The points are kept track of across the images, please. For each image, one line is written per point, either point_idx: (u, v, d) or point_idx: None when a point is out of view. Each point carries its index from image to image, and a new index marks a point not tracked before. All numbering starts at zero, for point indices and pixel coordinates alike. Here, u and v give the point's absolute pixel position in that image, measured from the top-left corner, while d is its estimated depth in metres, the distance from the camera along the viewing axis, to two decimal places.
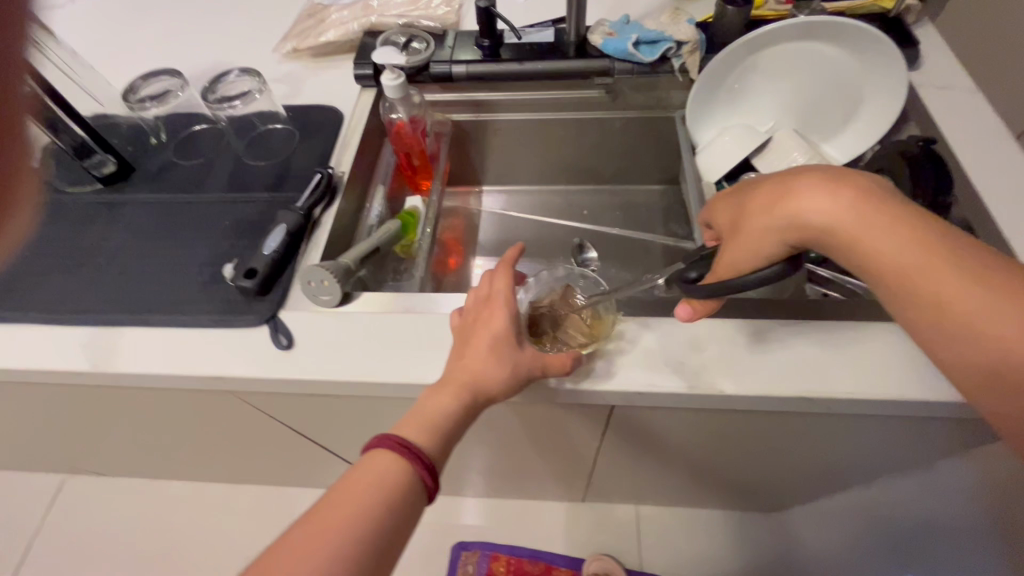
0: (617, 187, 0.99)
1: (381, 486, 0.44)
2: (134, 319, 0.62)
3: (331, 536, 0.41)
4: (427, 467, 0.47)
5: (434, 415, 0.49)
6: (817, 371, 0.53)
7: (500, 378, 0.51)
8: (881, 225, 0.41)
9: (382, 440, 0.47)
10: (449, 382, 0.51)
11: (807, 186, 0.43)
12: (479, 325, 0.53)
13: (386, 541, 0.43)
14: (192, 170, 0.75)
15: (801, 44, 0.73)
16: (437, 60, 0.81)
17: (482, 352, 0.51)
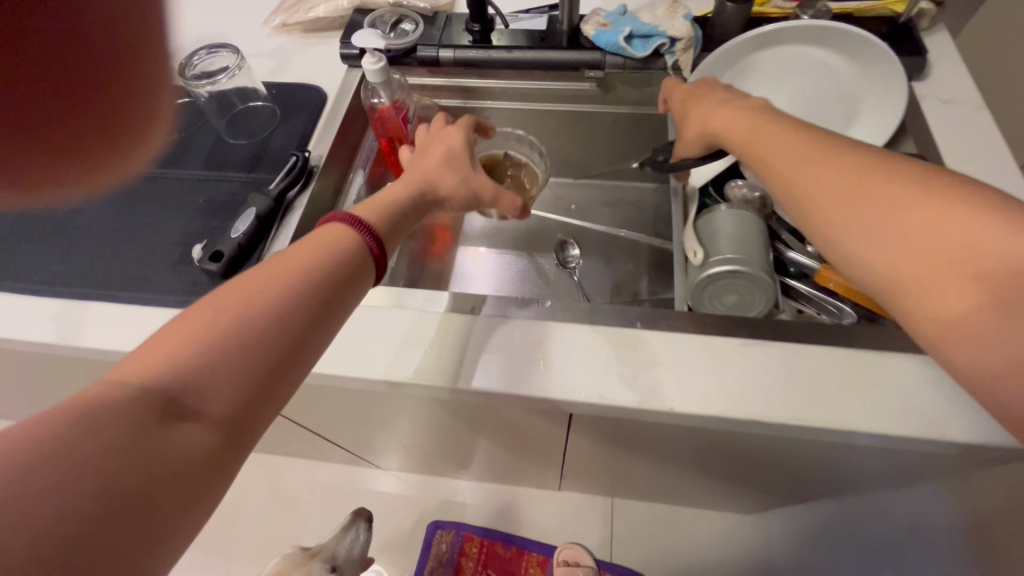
0: (609, 182, 0.97)
1: (331, 244, 0.43)
2: (103, 294, 0.62)
3: (278, 275, 0.40)
4: (376, 239, 0.45)
5: (387, 201, 0.49)
6: (771, 394, 0.52)
7: (453, 179, 0.55)
8: (770, 132, 0.49)
9: (335, 214, 0.46)
10: (404, 178, 0.53)
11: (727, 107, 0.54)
12: (440, 145, 0.57)
13: (335, 278, 0.42)
14: (170, 144, 0.75)
15: (800, 48, 0.70)
16: (425, 43, 0.79)
17: (438, 159, 0.56)
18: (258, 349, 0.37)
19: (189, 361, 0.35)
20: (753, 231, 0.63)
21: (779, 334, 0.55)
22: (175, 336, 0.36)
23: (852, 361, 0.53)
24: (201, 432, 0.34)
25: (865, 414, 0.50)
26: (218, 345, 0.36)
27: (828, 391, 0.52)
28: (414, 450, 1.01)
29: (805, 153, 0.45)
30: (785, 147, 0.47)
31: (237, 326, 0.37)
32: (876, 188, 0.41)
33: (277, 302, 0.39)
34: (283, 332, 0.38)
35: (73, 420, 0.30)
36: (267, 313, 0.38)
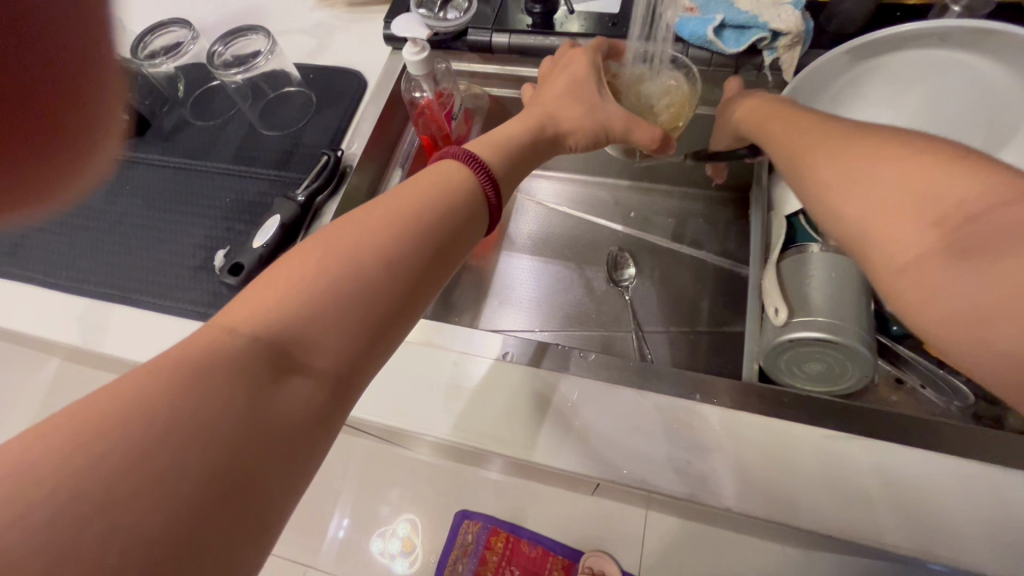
0: (676, 189, 0.85)
1: (444, 185, 0.39)
2: (127, 298, 0.60)
3: (395, 215, 0.35)
4: (491, 182, 0.41)
5: (504, 134, 0.47)
6: (856, 505, 0.42)
7: (575, 111, 0.50)
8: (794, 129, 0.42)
9: (448, 151, 0.41)
10: (525, 113, 0.50)
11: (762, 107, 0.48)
12: (560, 78, 0.53)
13: (453, 227, 0.37)
14: (203, 133, 0.71)
15: (942, 53, 0.55)
16: (477, 26, 0.69)
17: (560, 91, 0.52)
18: (378, 296, 0.32)
19: (303, 303, 0.30)
20: (852, 286, 0.51)
21: (873, 427, 0.45)
22: (286, 279, 0.31)
23: (967, 476, 0.42)
24: (313, 387, 0.30)
25: (977, 549, 0.40)
26: (334, 290, 0.31)
27: (928, 510, 0.42)
28: None
29: (818, 145, 0.38)
30: (805, 143, 0.39)
31: (354, 269, 0.32)
32: (874, 177, 0.33)
33: (394, 243, 0.34)
34: (403, 278, 0.34)
35: (193, 370, 0.26)
36: (385, 259, 0.33)
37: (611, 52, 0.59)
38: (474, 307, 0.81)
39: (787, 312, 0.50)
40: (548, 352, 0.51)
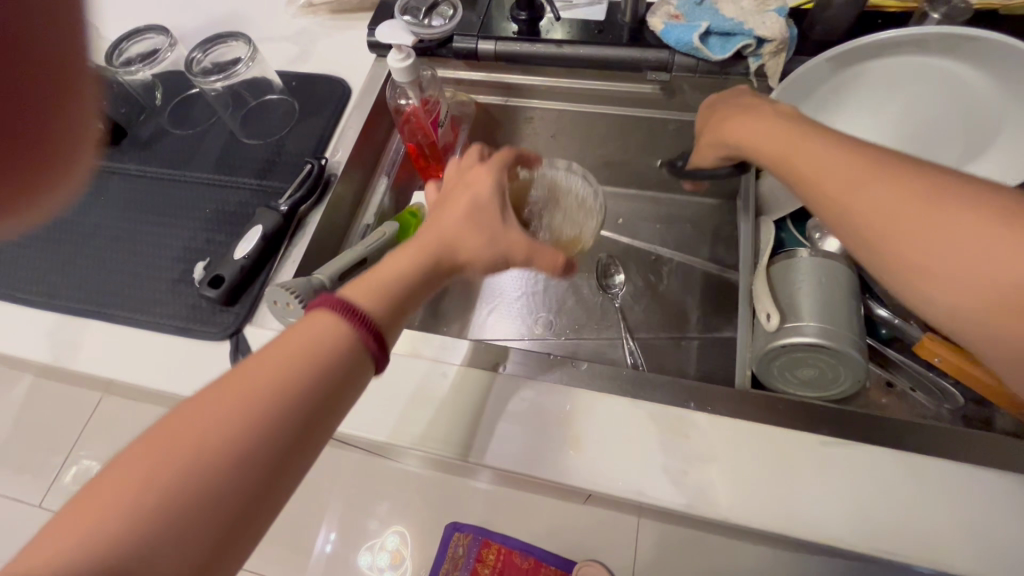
0: (662, 195, 0.85)
1: (310, 349, 0.35)
2: (100, 313, 0.58)
3: (241, 406, 0.32)
4: (370, 335, 0.37)
5: (390, 273, 0.41)
6: (853, 514, 0.42)
7: (473, 239, 0.45)
8: (806, 152, 0.42)
9: (316, 300, 0.38)
10: (418, 241, 0.44)
11: (756, 123, 0.48)
12: (462, 193, 0.47)
13: (318, 399, 0.35)
14: (182, 141, 0.69)
15: (924, 59, 0.56)
16: (462, 33, 0.69)
17: (458, 215, 0.46)
18: (220, 509, 0.30)
19: (129, 528, 0.28)
20: (842, 289, 0.51)
21: (868, 433, 0.44)
22: (105, 501, 0.28)
23: (961, 480, 0.42)
24: None
25: (972, 551, 0.40)
26: (163, 511, 0.29)
27: (924, 514, 0.42)
28: None
29: (846, 176, 0.39)
30: (828, 175, 0.40)
31: (188, 481, 0.29)
32: (919, 219, 0.35)
33: (240, 444, 0.31)
34: (250, 480, 0.31)
35: None
36: (227, 464, 0.30)
37: (524, 158, 0.54)
38: (463, 316, 0.80)
39: (777, 318, 0.50)
40: (537, 361, 0.51)
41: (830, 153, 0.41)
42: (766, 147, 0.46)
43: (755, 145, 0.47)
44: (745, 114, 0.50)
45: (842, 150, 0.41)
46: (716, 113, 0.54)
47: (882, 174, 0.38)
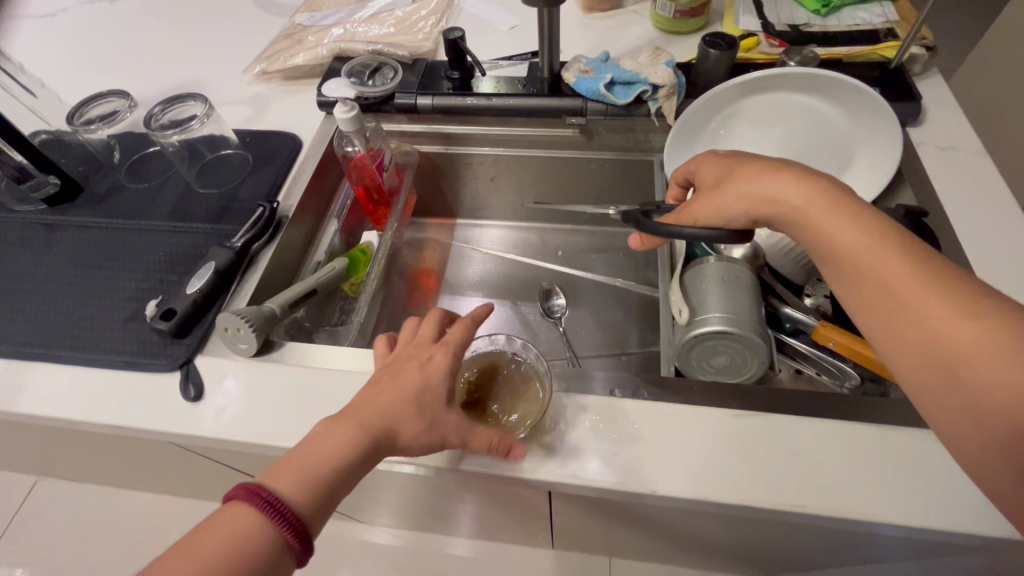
0: (597, 228, 0.94)
1: (232, 542, 0.35)
2: (48, 355, 0.58)
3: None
4: (291, 528, 0.36)
5: (319, 458, 0.39)
6: (766, 478, 0.46)
7: (411, 426, 0.42)
8: (837, 221, 0.42)
9: (231, 493, 0.37)
10: (360, 419, 0.42)
11: (788, 183, 0.45)
12: (406, 376, 0.44)
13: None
14: (138, 194, 0.73)
15: (787, 95, 0.68)
16: (402, 91, 0.77)
17: (403, 393, 0.43)
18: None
19: None
20: (741, 286, 0.58)
21: (773, 404, 0.50)
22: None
23: (856, 438, 0.47)
24: None
25: (870, 497, 0.44)
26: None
27: (827, 469, 0.46)
28: (396, 516, 0.94)
29: (868, 253, 0.40)
30: (847, 239, 0.41)
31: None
32: (932, 309, 0.37)
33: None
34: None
35: None
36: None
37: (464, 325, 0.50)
38: None
39: (688, 312, 0.57)
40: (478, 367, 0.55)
41: (859, 230, 0.41)
42: (805, 208, 0.44)
43: (784, 202, 0.45)
44: (760, 170, 0.48)
45: (878, 232, 0.41)
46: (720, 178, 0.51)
47: (919, 266, 0.39)
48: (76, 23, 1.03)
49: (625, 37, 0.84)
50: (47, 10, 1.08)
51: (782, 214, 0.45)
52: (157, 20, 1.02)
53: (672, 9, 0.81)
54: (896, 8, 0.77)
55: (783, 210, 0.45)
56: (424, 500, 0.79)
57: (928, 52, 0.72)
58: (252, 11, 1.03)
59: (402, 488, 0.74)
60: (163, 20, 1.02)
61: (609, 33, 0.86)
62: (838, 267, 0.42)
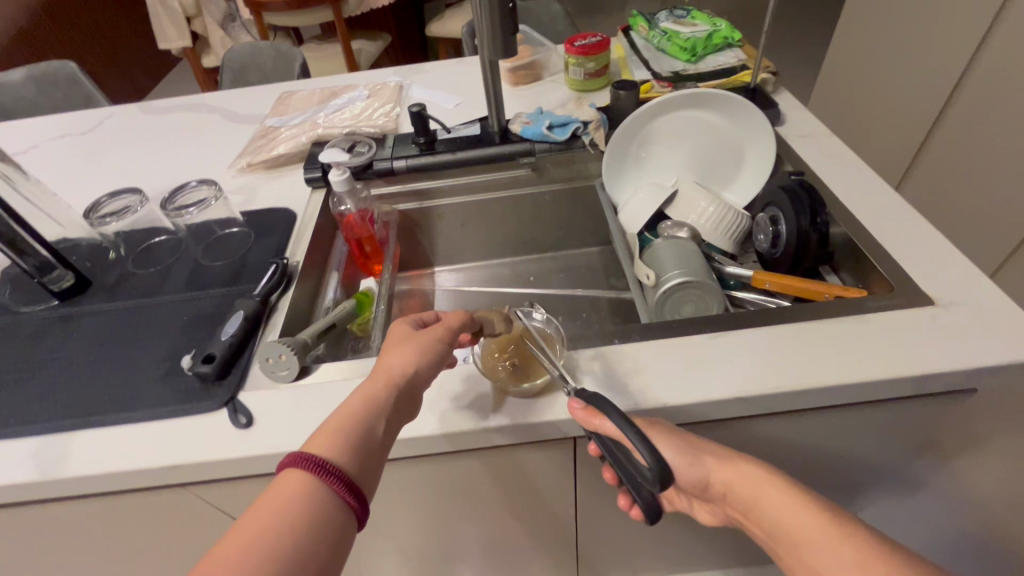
0: (559, 253, 1.08)
1: (294, 499, 0.41)
2: (87, 420, 0.61)
3: (238, 556, 0.37)
4: (342, 482, 0.43)
5: (349, 419, 0.47)
6: (746, 373, 0.58)
7: (423, 365, 0.53)
8: (784, 502, 0.52)
9: (284, 461, 0.43)
10: (377, 380, 0.51)
11: (745, 469, 0.55)
12: (404, 343, 0.54)
13: (309, 548, 0.39)
14: (149, 276, 0.79)
15: (682, 113, 0.87)
16: (379, 159, 0.92)
17: (401, 348, 0.54)
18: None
19: None
20: (688, 250, 0.74)
21: (737, 323, 0.63)
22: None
23: (804, 332, 0.61)
24: None
25: (824, 370, 0.57)
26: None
27: (790, 357, 0.59)
28: (426, 559, 0.96)
29: (820, 533, 0.49)
30: (795, 522, 0.51)
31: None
32: None
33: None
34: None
35: None
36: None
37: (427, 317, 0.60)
38: None
39: (653, 275, 0.71)
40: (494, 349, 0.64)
41: (810, 511, 0.51)
42: (760, 497, 0.53)
43: (740, 488, 0.55)
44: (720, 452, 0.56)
45: (822, 513, 0.50)
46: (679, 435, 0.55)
47: (862, 549, 0.47)
48: (53, 154, 1.12)
49: (550, 97, 1.06)
50: (20, 149, 1.16)
51: (742, 496, 0.54)
52: (132, 142, 1.14)
53: (582, 72, 1.03)
54: (742, 51, 1.03)
55: (742, 496, 0.54)
56: (453, 519, 0.82)
57: (773, 75, 0.98)
58: (224, 122, 1.17)
59: (433, 506, 0.78)
60: (138, 141, 1.13)
61: (537, 98, 1.07)
62: (798, 548, 0.50)
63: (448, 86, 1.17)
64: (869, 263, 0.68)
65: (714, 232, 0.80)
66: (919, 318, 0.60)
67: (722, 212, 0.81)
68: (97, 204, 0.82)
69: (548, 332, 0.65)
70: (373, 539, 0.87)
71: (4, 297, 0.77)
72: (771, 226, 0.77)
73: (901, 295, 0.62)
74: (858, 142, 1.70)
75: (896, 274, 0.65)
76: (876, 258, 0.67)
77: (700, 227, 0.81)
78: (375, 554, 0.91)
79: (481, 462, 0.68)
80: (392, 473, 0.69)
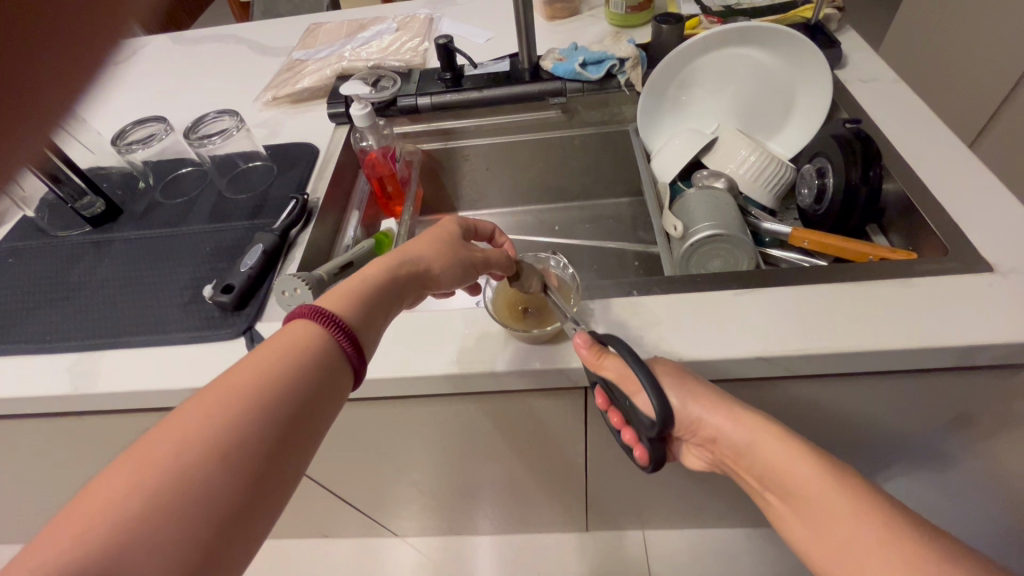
0: (587, 202, 1.03)
1: (304, 342, 0.41)
2: (114, 341, 0.63)
3: (238, 390, 0.37)
4: (350, 341, 0.43)
5: (364, 283, 0.47)
6: (771, 331, 0.55)
7: (449, 267, 0.54)
8: (780, 452, 0.51)
9: (298, 309, 0.43)
10: (395, 255, 0.51)
11: (735, 414, 0.53)
12: (437, 237, 0.55)
13: (306, 399, 0.39)
14: (176, 207, 0.80)
15: (731, 52, 0.79)
16: (404, 95, 0.89)
17: (429, 240, 0.54)
18: (221, 492, 0.34)
19: (218, 431, 0.35)
20: (722, 202, 0.69)
21: (767, 280, 0.59)
22: (119, 476, 0.32)
23: (840, 294, 0.56)
24: (225, 471, 0.34)
25: (858, 334, 0.53)
26: (175, 495, 0.32)
27: (824, 318, 0.55)
28: (441, 495, 1.00)
29: (821, 484, 0.48)
30: (795, 477, 0.50)
31: (191, 468, 0.33)
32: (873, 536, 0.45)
33: (240, 431, 0.36)
34: (242, 468, 0.35)
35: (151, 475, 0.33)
36: (220, 449, 0.35)
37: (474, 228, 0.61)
38: None
39: (682, 226, 0.67)
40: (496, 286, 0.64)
41: (801, 466, 0.50)
42: (753, 445, 0.52)
43: (732, 437, 0.53)
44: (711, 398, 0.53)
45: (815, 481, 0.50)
46: (673, 371, 0.52)
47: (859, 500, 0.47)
48: None
49: (587, 33, 0.99)
50: None
51: (732, 440, 0.53)
52: (162, 71, 1.13)
53: (624, 6, 0.95)
54: None
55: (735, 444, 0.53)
56: (465, 458, 0.84)
57: (839, 11, 0.88)
58: (251, 53, 1.15)
59: (445, 444, 0.79)
60: (168, 70, 1.13)
61: (572, 33, 1.00)
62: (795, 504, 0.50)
63: (479, 19, 1.11)
64: (921, 225, 0.62)
65: (753, 184, 0.75)
66: (976, 284, 0.54)
67: (764, 162, 0.75)
68: (124, 133, 0.83)
69: (568, 280, 0.63)
70: (388, 473, 0.90)
71: (42, 221, 0.80)
72: (817, 179, 0.71)
73: (956, 259, 0.57)
74: (924, 93, 1.54)
75: (955, 236, 0.59)
76: (933, 219, 0.61)
77: (737, 178, 0.75)
78: (392, 486, 0.96)
79: (491, 406, 0.69)
80: (405, 412, 0.70)
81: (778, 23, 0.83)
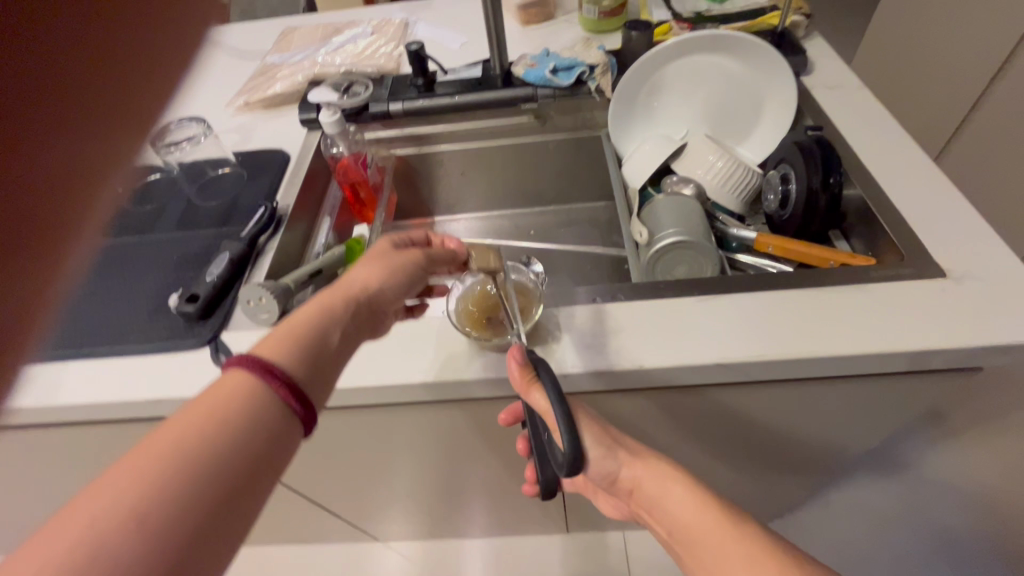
0: (562, 206, 1.04)
1: (240, 396, 0.40)
2: (77, 352, 0.63)
3: (168, 453, 0.35)
4: (291, 390, 0.42)
5: (299, 327, 0.46)
6: (731, 338, 0.55)
7: (391, 286, 0.54)
8: (689, 500, 0.54)
9: (231, 358, 0.41)
10: (335, 289, 0.51)
11: (651, 465, 0.57)
12: (379, 260, 0.55)
13: (243, 458, 0.38)
14: (144, 214, 0.79)
15: (699, 58, 0.80)
16: (376, 100, 0.89)
17: (367, 264, 0.54)
18: (144, 572, 0.31)
19: (144, 502, 0.33)
20: (689, 207, 0.70)
21: (730, 287, 0.60)
22: (27, 560, 0.30)
23: (800, 299, 0.57)
24: (149, 546, 0.32)
25: (815, 340, 0.54)
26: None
27: (784, 325, 0.55)
28: (420, 500, 1.00)
29: (721, 530, 0.51)
30: (697, 524, 0.53)
31: (109, 544, 0.31)
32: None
33: (164, 500, 0.34)
34: (170, 542, 0.33)
35: (64, 554, 0.30)
36: (138, 527, 0.32)
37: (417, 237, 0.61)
38: None
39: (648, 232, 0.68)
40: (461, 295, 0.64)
41: None
42: (661, 494, 0.56)
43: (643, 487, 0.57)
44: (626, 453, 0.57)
45: None
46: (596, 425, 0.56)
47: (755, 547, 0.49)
48: None
49: (560, 38, 0.99)
50: None
51: (648, 493, 0.57)
52: None
53: (597, 11, 0.96)
54: None
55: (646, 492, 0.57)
56: (441, 464, 0.84)
57: (805, 18, 0.89)
58: (225, 57, 1.14)
59: (418, 450, 0.80)
60: None
61: (546, 38, 1.00)
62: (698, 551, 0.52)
63: (454, 23, 1.11)
64: (881, 230, 0.63)
65: (721, 189, 0.76)
66: (928, 289, 0.55)
67: (731, 168, 0.75)
68: None
69: (529, 286, 0.63)
70: (365, 480, 0.90)
71: None
72: (782, 185, 0.72)
73: (911, 265, 0.58)
74: (894, 96, 1.57)
75: (910, 242, 0.60)
76: (891, 225, 0.62)
77: (706, 183, 0.76)
78: (369, 492, 0.96)
79: (462, 412, 0.69)
80: (376, 421, 0.70)
81: (746, 30, 0.84)
